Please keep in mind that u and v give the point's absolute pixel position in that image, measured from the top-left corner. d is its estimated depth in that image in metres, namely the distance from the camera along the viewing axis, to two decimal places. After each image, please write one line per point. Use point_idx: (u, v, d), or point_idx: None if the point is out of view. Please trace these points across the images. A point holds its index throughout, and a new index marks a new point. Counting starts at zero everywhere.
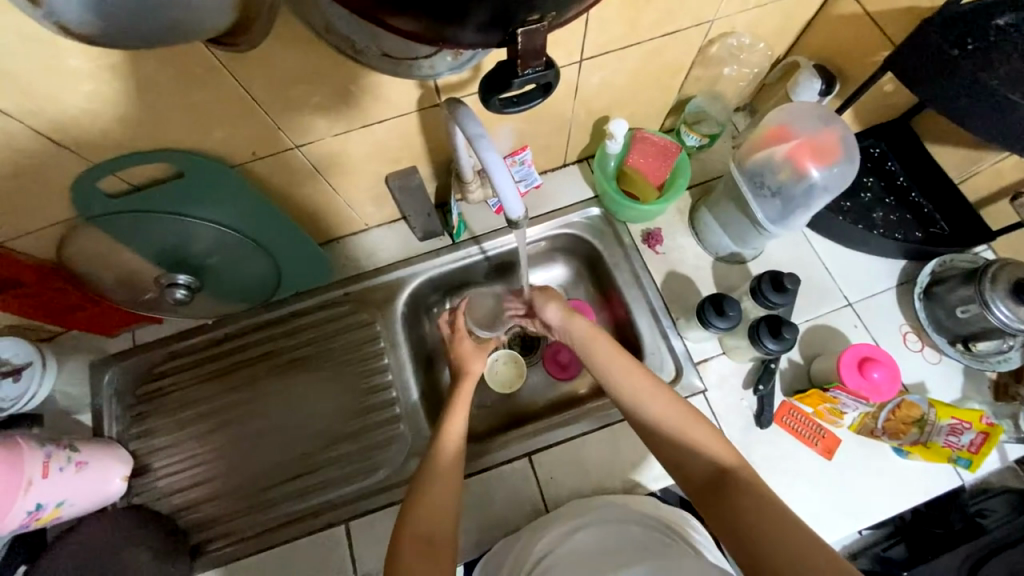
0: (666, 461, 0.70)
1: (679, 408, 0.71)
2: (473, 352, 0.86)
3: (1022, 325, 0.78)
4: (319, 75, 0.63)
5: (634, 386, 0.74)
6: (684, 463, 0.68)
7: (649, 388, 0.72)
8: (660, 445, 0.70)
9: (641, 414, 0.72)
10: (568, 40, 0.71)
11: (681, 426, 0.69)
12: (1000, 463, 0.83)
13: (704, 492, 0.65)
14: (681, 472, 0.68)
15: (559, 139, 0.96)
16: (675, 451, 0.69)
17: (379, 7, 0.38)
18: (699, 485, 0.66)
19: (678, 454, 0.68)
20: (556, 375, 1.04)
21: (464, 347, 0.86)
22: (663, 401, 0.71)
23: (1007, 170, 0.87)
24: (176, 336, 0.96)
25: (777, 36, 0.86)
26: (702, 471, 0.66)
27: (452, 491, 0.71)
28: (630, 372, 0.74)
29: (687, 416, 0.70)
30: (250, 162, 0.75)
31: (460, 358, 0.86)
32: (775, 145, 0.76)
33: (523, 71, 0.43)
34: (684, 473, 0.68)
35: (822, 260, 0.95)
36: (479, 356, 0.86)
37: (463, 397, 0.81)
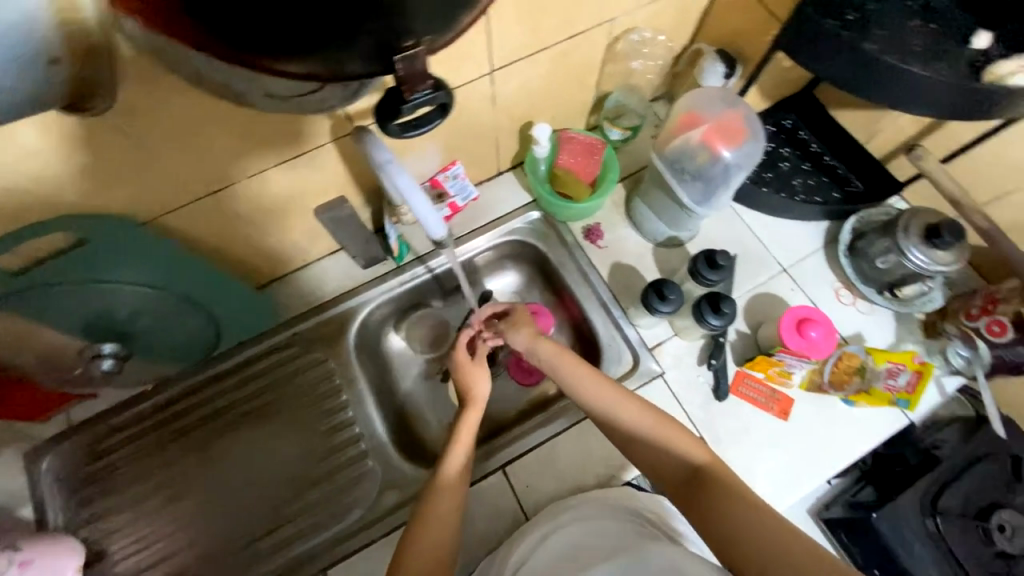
0: (642, 463, 0.71)
1: (649, 414, 0.71)
2: (475, 371, 0.80)
3: (938, 266, 0.83)
4: (220, 120, 0.61)
5: (605, 399, 0.73)
6: (659, 465, 0.69)
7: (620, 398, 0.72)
8: (634, 448, 0.71)
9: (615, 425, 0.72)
10: (474, 53, 0.72)
11: (653, 429, 0.70)
12: (940, 396, 0.88)
13: (680, 487, 0.67)
14: (658, 472, 0.70)
15: (487, 150, 0.96)
16: (649, 453, 0.70)
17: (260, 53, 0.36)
18: (676, 482, 0.68)
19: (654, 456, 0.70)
20: (524, 381, 1.04)
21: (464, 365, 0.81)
22: (636, 411, 0.71)
23: (904, 125, 0.94)
24: (116, 408, 0.90)
25: (678, 26, 0.89)
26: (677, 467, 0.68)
27: (444, 518, 0.69)
28: (599, 387, 0.73)
29: (660, 424, 0.69)
30: (162, 217, 0.71)
31: (464, 380, 0.80)
32: (688, 132, 0.79)
33: (411, 97, 0.43)
34: (659, 472, 0.70)
35: (753, 231, 1.00)
36: (483, 377, 0.80)
37: (471, 422, 0.77)
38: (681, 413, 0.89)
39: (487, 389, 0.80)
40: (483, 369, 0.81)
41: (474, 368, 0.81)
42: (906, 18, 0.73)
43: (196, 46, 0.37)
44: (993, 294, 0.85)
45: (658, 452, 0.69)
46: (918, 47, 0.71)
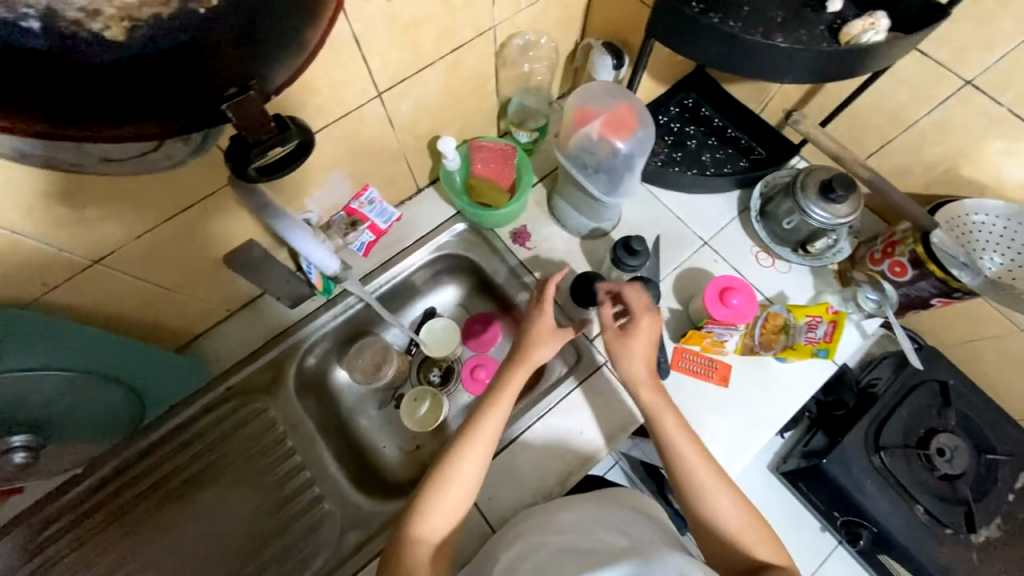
0: (704, 539, 0.73)
1: (733, 493, 0.73)
2: (546, 336, 0.84)
3: (837, 220, 0.88)
4: (87, 185, 0.58)
5: (698, 467, 0.74)
6: (724, 552, 0.71)
7: (707, 464, 0.73)
8: (701, 527, 0.73)
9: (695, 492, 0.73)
10: (355, 80, 0.71)
11: (732, 516, 0.71)
12: (861, 337, 0.94)
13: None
14: (719, 552, 0.72)
15: (399, 171, 0.95)
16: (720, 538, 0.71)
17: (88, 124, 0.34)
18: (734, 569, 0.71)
19: (722, 541, 0.71)
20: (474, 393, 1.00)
21: (542, 327, 0.85)
22: (727, 492, 0.72)
23: (790, 91, 1.00)
24: (42, 502, 0.84)
25: (563, 25, 0.91)
26: (745, 558, 0.70)
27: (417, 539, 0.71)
28: (697, 451, 0.74)
29: (744, 511, 0.72)
30: (48, 294, 0.68)
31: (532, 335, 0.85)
32: (585, 126, 0.81)
33: (257, 140, 0.42)
34: (721, 560, 0.72)
35: (672, 210, 1.03)
36: (548, 343, 0.84)
37: (518, 380, 0.82)
38: (628, 397, 0.92)
39: (546, 358, 0.83)
40: (554, 340, 0.84)
41: (548, 335, 0.85)
42: None
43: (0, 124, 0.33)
44: (892, 238, 0.91)
45: (732, 545, 0.71)
46: (779, 17, 0.77)
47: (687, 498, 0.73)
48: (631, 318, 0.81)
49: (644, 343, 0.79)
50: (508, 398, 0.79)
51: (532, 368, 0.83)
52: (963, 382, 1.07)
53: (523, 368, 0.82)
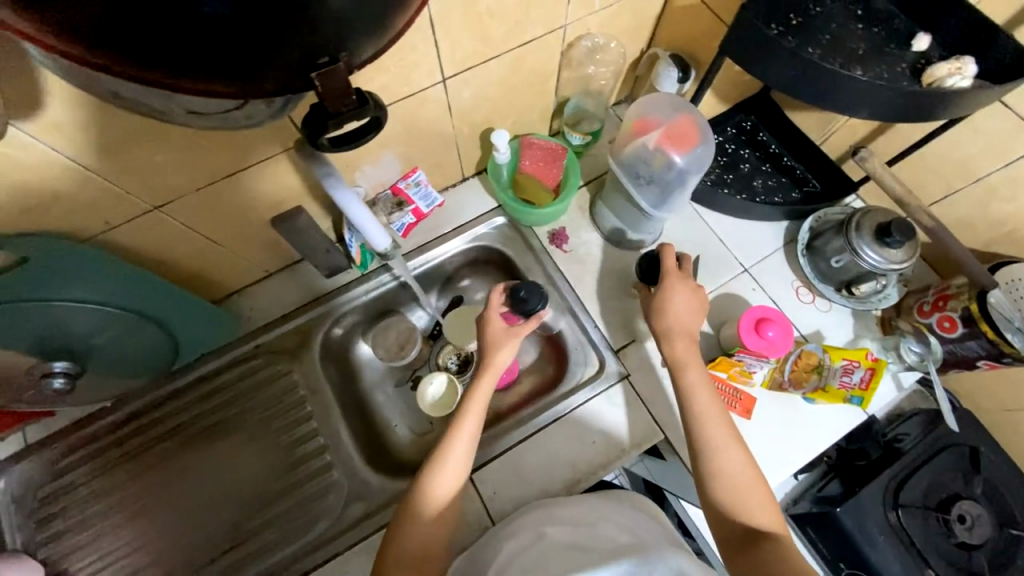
0: (705, 493, 0.73)
1: (746, 464, 0.73)
2: (503, 337, 0.85)
3: (890, 265, 0.85)
4: (159, 134, 0.60)
5: (717, 432, 0.75)
6: (723, 512, 0.71)
7: (723, 425, 0.75)
8: (706, 478, 0.73)
9: (711, 454, 0.74)
10: (424, 63, 0.72)
11: (738, 474, 0.72)
12: (897, 391, 0.91)
13: (735, 539, 0.69)
14: (716, 508, 0.72)
15: (448, 157, 0.96)
16: (722, 493, 0.71)
17: (182, 76, 0.36)
18: (727, 530, 0.70)
19: (726, 494, 0.71)
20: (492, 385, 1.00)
21: (494, 330, 0.86)
22: (739, 458, 0.73)
23: (857, 126, 0.97)
24: (74, 426, 0.89)
25: (632, 32, 0.90)
26: (742, 518, 0.70)
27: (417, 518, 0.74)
28: (717, 417, 0.75)
29: (753, 480, 0.72)
30: (108, 232, 0.70)
31: (489, 341, 0.86)
32: (642, 137, 0.81)
33: (338, 110, 0.43)
34: (717, 520, 0.72)
35: (715, 232, 1.01)
36: (505, 347, 0.84)
37: (482, 390, 0.83)
38: (647, 414, 0.91)
39: (506, 360, 0.83)
40: (511, 338, 0.85)
41: (503, 339, 0.85)
42: (849, 21, 0.77)
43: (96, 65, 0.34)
44: (944, 290, 0.88)
45: (732, 504, 0.71)
46: (860, 49, 0.75)
47: (699, 446, 0.75)
48: (664, 278, 0.86)
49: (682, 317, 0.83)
50: (475, 408, 0.80)
51: (494, 374, 0.84)
52: (993, 449, 1.03)
53: (486, 378, 0.83)
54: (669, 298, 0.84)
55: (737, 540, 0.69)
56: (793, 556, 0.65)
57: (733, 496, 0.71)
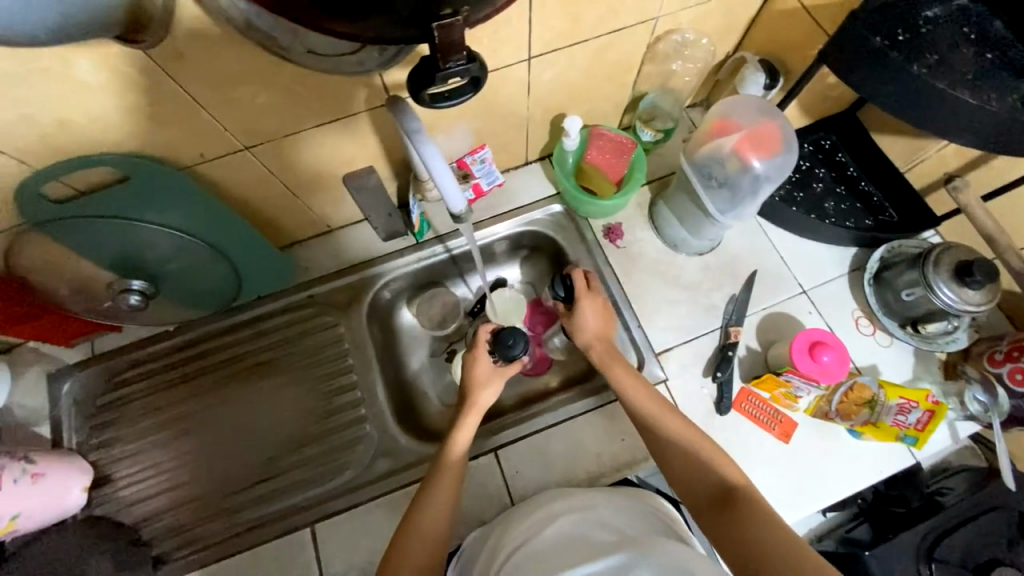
0: (670, 473, 0.74)
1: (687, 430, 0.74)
2: (488, 378, 0.82)
3: (964, 306, 0.81)
4: (262, 76, 0.63)
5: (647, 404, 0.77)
6: (689, 485, 0.71)
7: (646, 390, 0.78)
8: (665, 459, 0.74)
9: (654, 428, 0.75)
10: (515, 39, 0.73)
11: (683, 443, 0.73)
12: (952, 440, 0.86)
13: (706, 507, 0.68)
14: (685, 483, 0.72)
15: (516, 138, 0.97)
16: (680, 469, 0.72)
17: (320, 15, 0.39)
18: (700, 501, 0.69)
19: (683, 469, 0.72)
20: (526, 369, 1.01)
21: (478, 372, 0.83)
22: (674, 422, 0.74)
23: (948, 157, 0.91)
24: (135, 344, 0.95)
25: (723, 32, 0.88)
26: (704, 485, 0.69)
27: (448, 482, 0.74)
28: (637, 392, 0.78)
29: (700, 438, 0.73)
30: (199, 165, 0.75)
31: (471, 380, 0.83)
32: (721, 137, 0.80)
33: (445, 65, 0.44)
34: (689, 492, 0.71)
35: (777, 249, 0.98)
36: (490, 387, 0.82)
37: (467, 431, 0.80)
38: None
39: (492, 400, 0.81)
40: (497, 379, 0.83)
41: (486, 378, 0.82)
42: (958, 43, 0.71)
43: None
44: (1020, 340, 0.83)
45: (692, 472, 0.71)
46: (969, 74, 0.69)
47: (644, 427, 0.76)
48: (576, 299, 0.85)
49: (597, 323, 0.84)
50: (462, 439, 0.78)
51: (479, 414, 0.81)
52: None
53: (469, 420, 0.80)
54: (580, 314, 0.85)
55: (708, 509, 0.68)
56: (762, 509, 0.63)
57: (692, 469, 0.71)
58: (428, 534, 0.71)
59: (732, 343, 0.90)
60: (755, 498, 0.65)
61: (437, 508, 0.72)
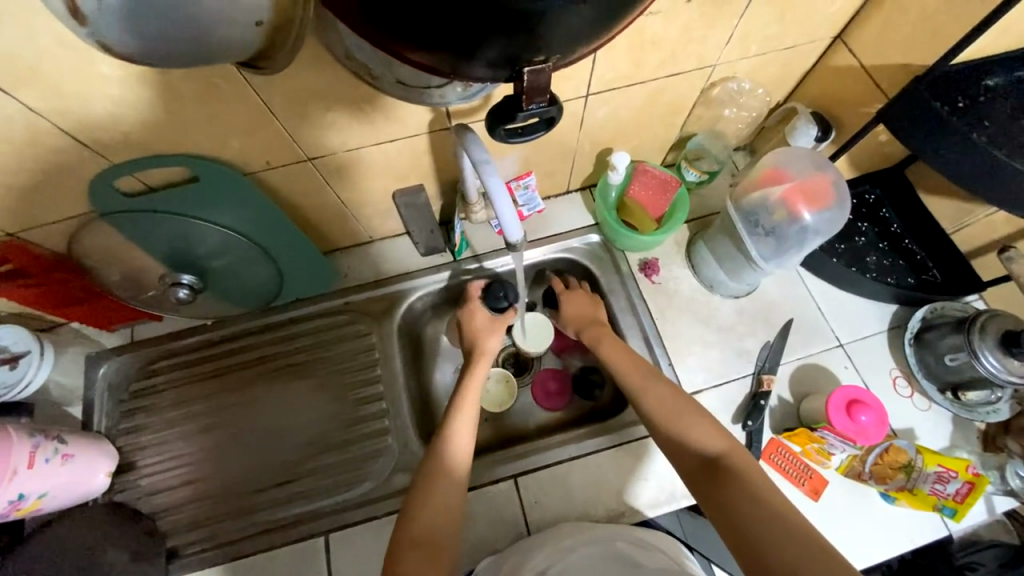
0: (660, 442, 0.72)
1: (675, 399, 0.73)
2: (489, 326, 0.89)
3: (1010, 376, 0.79)
4: (338, 92, 0.66)
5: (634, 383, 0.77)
6: (679, 452, 0.69)
7: (630, 369, 0.79)
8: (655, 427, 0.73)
9: (645, 407, 0.75)
10: (578, 76, 0.75)
11: (669, 407, 0.72)
12: (988, 515, 0.84)
13: (697, 475, 0.66)
14: (675, 449, 0.70)
15: (562, 168, 0.98)
16: (671, 435, 0.70)
17: (405, 46, 0.41)
18: (690, 468, 0.67)
19: (673, 435, 0.70)
20: (540, 402, 1.01)
21: (478, 321, 0.89)
22: (663, 394, 0.74)
23: (997, 224, 0.91)
24: (173, 335, 0.97)
25: (777, 82, 0.90)
26: (695, 451, 0.67)
27: (445, 488, 0.70)
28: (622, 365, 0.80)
29: (686, 407, 0.72)
30: (262, 171, 0.77)
31: (474, 335, 0.89)
32: (770, 186, 0.82)
33: (528, 106, 0.45)
34: (677, 455, 0.69)
35: (815, 299, 0.97)
36: (493, 332, 0.88)
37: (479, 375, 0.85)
38: None
39: (497, 344, 0.88)
40: (498, 326, 0.89)
41: (487, 327, 0.89)
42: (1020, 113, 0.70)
43: (347, 20, 0.41)
44: None
45: (679, 439, 0.69)
46: None
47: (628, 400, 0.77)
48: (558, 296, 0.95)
49: (576, 308, 0.92)
50: (468, 421, 0.77)
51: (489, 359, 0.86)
52: None
53: (481, 364, 0.85)
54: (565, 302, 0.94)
55: (700, 477, 0.65)
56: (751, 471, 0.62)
57: (681, 432, 0.70)
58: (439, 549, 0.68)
59: (764, 392, 0.88)
60: (744, 462, 0.64)
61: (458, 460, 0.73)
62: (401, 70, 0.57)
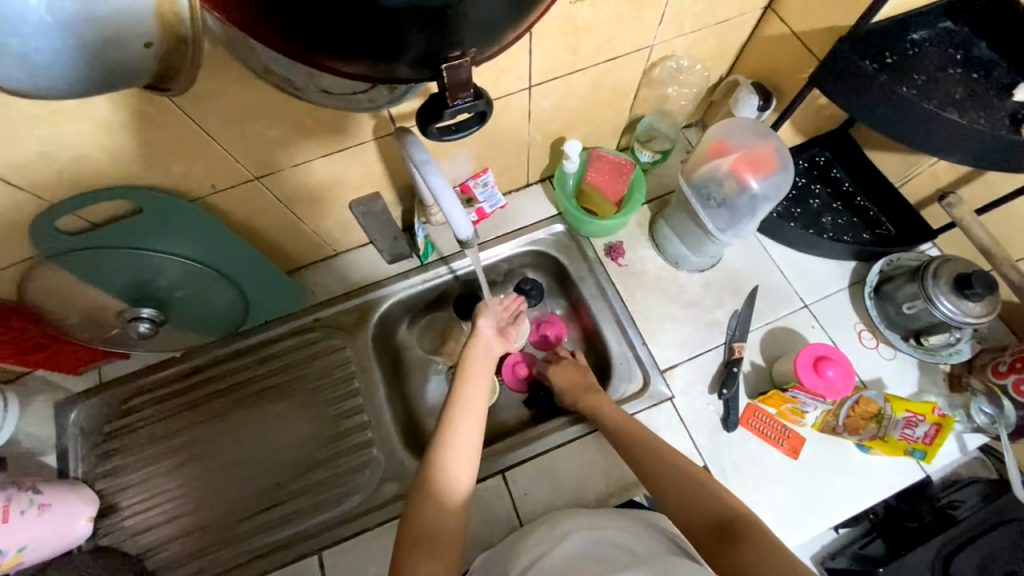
0: (670, 509, 0.70)
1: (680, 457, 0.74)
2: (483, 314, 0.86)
3: (965, 318, 0.82)
4: (275, 108, 0.66)
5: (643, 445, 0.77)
6: (687, 514, 0.68)
7: (637, 430, 0.80)
8: (663, 491, 0.71)
9: (656, 471, 0.73)
10: (515, 69, 0.75)
11: (683, 482, 0.70)
12: (960, 453, 0.87)
13: (705, 540, 0.64)
14: (684, 514, 0.68)
15: (518, 161, 0.99)
16: (680, 498, 0.69)
17: (327, 56, 0.40)
18: (701, 530, 0.65)
19: (681, 496, 0.69)
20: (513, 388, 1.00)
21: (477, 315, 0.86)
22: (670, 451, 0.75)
23: (940, 172, 0.94)
24: (143, 371, 0.96)
25: (715, 57, 0.92)
26: (706, 514, 0.66)
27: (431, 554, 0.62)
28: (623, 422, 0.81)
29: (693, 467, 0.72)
30: (210, 195, 0.77)
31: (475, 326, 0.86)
32: (717, 159, 0.85)
33: (453, 102, 0.46)
34: (687, 517, 0.67)
35: (777, 264, 0.99)
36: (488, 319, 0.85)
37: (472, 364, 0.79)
38: (688, 440, 0.88)
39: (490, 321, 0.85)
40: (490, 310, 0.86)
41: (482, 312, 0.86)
42: (945, 64, 0.73)
43: (257, 37, 0.40)
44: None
45: (688, 501, 0.68)
46: (956, 94, 0.72)
47: (638, 469, 0.76)
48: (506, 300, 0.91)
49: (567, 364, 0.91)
50: (460, 447, 0.70)
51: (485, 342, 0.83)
52: None
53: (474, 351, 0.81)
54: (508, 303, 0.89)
55: (708, 540, 0.64)
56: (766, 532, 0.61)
57: (690, 492, 0.69)
58: None
59: (736, 359, 0.90)
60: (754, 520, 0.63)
61: (463, 445, 0.70)
62: (325, 79, 0.58)
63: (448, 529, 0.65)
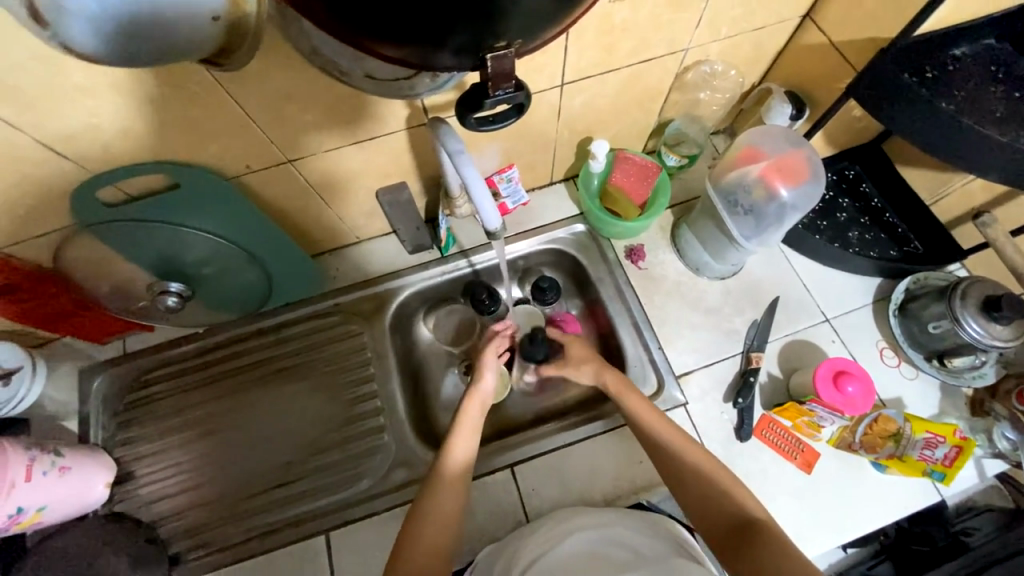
0: (684, 500, 0.71)
1: (689, 445, 0.72)
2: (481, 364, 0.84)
3: (993, 341, 0.80)
4: (314, 93, 0.67)
5: (658, 431, 0.74)
6: (700, 507, 0.69)
7: (648, 414, 0.76)
8: (677, 481, 0.71)
9: (665, 459, 0.72)
10: (550, 66, 0.75)
11: (692, 475, 0.70)
12: (978, 479, 0.85)
13: (719, 539, 0.66)
14: (701, 512, 0.69)
15: (544, 158, 0.99)
16: (696, 495, 0.69)
17: (373, 39, 0.41)
18: (716, 530, 0.67)
19: (699, 495, 0.69)
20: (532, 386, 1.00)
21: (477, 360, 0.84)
22: (680, 438, 0.73)
23: (973, 192, 0.92)
24: (165, 344, 0.98)
25: (749, 63, 0.91)
26: (721, 514, 0.67)
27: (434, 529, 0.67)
28: (636, 402, 0.77)
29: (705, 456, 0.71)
30: (244, 175, 0.78)
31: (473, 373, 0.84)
32: (748, 165, 0.84)
33: (494, 92, 0.46)
34: (702, 514, 0.69)
35: (800, 276, 0.98)
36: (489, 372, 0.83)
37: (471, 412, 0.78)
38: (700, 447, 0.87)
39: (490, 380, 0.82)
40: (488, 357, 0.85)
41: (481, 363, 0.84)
42: (988, 81, 0.72)
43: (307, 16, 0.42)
44: None
45: (703, 498, 0.69)
46: (997, 112, 0.70)
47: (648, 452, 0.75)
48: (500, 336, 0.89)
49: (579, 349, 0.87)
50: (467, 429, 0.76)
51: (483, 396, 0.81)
52: None
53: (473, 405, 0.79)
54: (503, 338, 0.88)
55: (722, 539, 0.66)
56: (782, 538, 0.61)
57: (703, 487, 0.69)
58: (428, 552, 0.66)
59: (753, 368, 0.89)
60: (773, 527, 0.63)
61: (466, 442, 0.75)
62: (369, 64, 0.59)
63: (450, 511, 0.69)
